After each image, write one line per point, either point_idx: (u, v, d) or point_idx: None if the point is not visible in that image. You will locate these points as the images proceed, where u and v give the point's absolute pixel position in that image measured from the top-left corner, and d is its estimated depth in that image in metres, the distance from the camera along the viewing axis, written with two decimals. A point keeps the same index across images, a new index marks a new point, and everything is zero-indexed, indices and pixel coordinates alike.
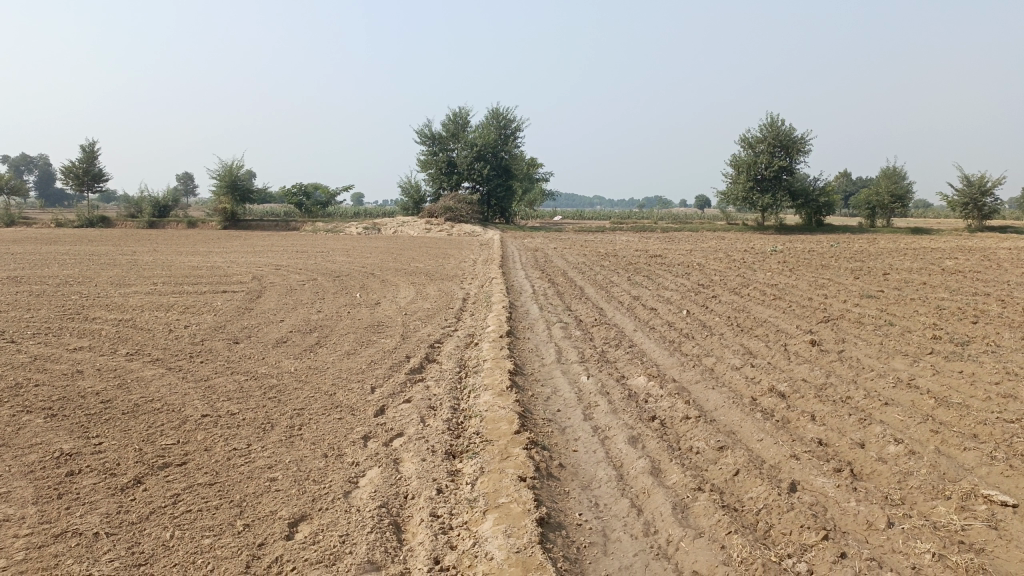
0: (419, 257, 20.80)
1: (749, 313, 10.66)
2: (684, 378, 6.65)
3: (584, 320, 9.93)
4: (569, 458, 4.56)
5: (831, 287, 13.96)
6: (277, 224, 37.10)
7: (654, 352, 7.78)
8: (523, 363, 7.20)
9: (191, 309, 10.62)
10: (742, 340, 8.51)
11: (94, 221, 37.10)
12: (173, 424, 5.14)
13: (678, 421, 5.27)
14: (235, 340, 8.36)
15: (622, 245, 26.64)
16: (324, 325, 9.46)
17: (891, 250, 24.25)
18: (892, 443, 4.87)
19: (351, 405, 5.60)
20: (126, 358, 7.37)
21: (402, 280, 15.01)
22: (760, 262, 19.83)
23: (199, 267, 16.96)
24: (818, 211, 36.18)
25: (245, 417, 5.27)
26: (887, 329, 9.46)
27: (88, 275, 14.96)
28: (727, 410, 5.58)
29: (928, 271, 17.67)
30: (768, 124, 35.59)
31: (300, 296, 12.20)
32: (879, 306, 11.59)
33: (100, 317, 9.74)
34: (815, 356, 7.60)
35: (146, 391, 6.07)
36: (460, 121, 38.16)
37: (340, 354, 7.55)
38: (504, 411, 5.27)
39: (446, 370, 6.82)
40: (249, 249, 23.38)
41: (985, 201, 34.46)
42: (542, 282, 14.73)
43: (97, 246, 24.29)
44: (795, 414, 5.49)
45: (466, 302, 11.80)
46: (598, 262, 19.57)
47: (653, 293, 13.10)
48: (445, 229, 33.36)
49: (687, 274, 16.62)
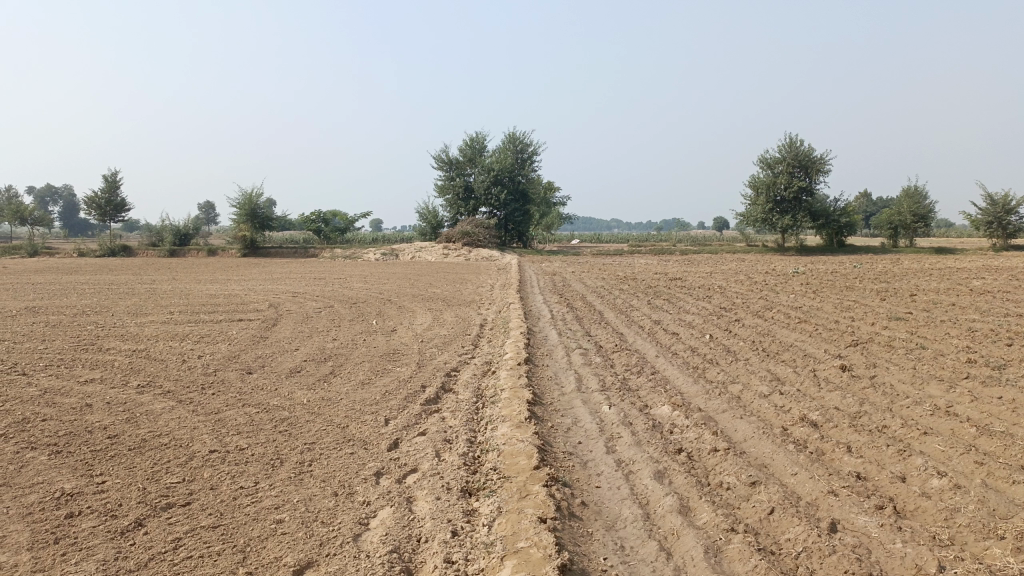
0: (436, 283, 20.70)
1: (774, 337, 10.36)
2: (710, 407, 6.38)
3: (604, 346, 9.69)
4: (591, 495, 4.31)
5: (857, 309, 13.63)
6: (295, 251, 37.29)
7: (678, 379, 7.52)
8: (542, 392, 6.97)
9: (206, 338, 10.50)
10: (769, 365, 8.23)
11: (115, 250, 37.42)
12: (180, 461, 4.97)
13: (706, 453, 5.01)
14: (248, 370, 8.21)
15: (640, 268, 26.40)
16: (339, 353, 9.28)
17: (916, 270, 23.82)
18: (935, 476, 4.57)
19: (364, 438, 5.39)
20: (137, 390, 7.22)
21: (418, 306, 14.85)
22: (783, 284, 19.52)
23: (216, 295, 16.91)
24: (839, 232, 35.75)
25: (255, 453, 5.09)
26: (918, 353, 9.14)
27: (105, 305, 14.94)
28: (757, 442, 5.30)
29: (956, 291, 17.26)
30: (787, 145, 35.36)
31: (316, 324, 12.06)
32: (908, 328, 11.26)
33: (114, 348, 9.64)
34: (846, 383, 7.30)
35: (156, 425, 5.92)
36: (477, 145, 38.27)
37: (354, 384, 7.36)
38: (523, 444, 5.03)
39: (462, 400, 6.60)
40: (268, 276, 23.39)
41: (1010, 219, 33.88)
42: (560, 307, 14.51)
43: (117, 274, 24.44)
44: (829, 445, 5.21)
45: (484, 329, 11.62)
46: (617, 286, 19.35)
47: (674, 317, 12.84)
48: (463, 254, 33.28)
49: (709, 297, 16.32)
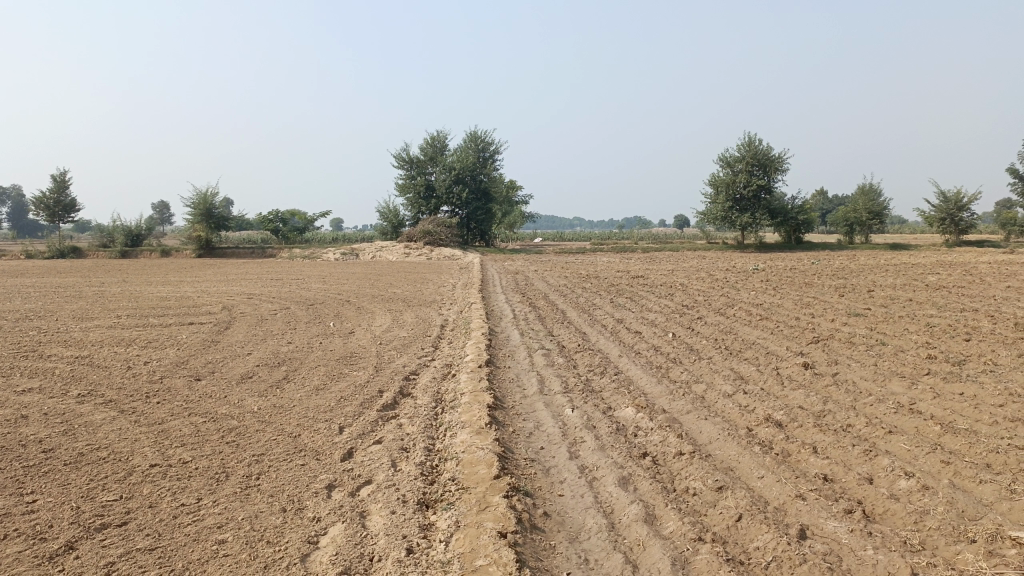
0: (396, 283, 20.39)
1: (737, 335, 10.32)
2: (675, 409, 6.25)
3: (567, 346, 9.54)
4: (554, 505, 4.13)
5: (817, 306, 13.69)
6: (252, 251, 36.53)
7: (641, 380, 7.39)
8: (503, 395, 6.77)
9: (155, 343, 10.09)
10: (732, 364, 8.15)
11: (65, 252, 36.28)
12: (119, 476, 4.68)
13: (671, 457, 4.87)
14: (197, 376, 7.87)
15: (602, 266, 26.36)
16: (294, 357, 8.98)
17: (873, 266, 24.15)
18: (902, 477, 4.49)
19: (316, 448, 5.14)
20: (77, 400, 6.85)
21: (378, 307, 14.54)
22: (744, 281, 19.60)
23: (168, 298, 16.37)
24: (797, 229, 36.21)
25: (199, 466, 4.82)
26: (879, 349, 9.16)
27: (50, 309, 14.36)
28: (723, 444, 5.18)
29: (913, 287, 17.50)
30: (745, 143, 35.71)
31: (271, 327, 11.71)
32: (868, 324, 11.32)
33: (56, 355, 9.20)
34: (809, 380, 7.25)
35: (95, 437, 5.60)
36: (438, 144, 37.94)
37: (308, 390, 7.09)
38: (482, 451, 4.84)
39: (421, 406, 6.38)
40: (224, 278, 22.85)
41: (962, 216, 34.64)
42: (523, 306, 14.35)
43: (66, 277, 23.59)
44: (796, 446, 5.11)
45: (444, 330, 11.39)
46: (579, 284, 19.26)
47: (636, 315, 12.77)
48: (424, 253, 32.95)
49: (671, 294, 16.31)
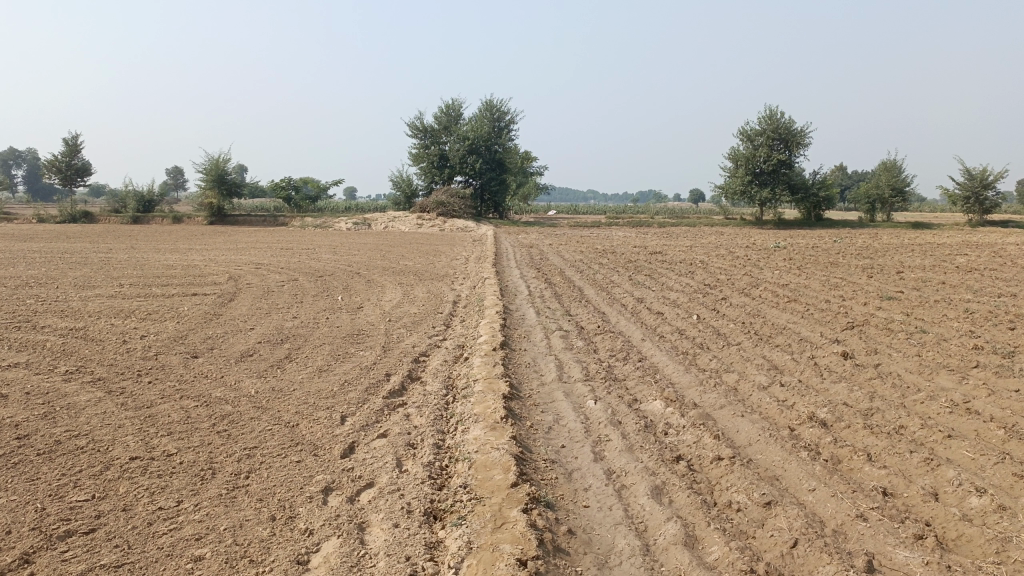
0: (408, 255, 19.84)
1: (765, 318, 9.74)
2: (707, 403, 5.71)
3: (586, 328, 8.99)
4: (578, 520, 3.64)
5: (846, 287, 13.06)
6: (264, 219, 36.08)
7: (667, 368, 6.84)
8: (518, 383, 6.26)
9: (153, 316, 9.64)
10: (764, 351, 7.59)
11: (77, 216, 36.00)
12: (94, 470, 4.22)
13: (709, 462, 4.35)
14: (194, 353, 7.41)
15: (619, 241, 25.73)
16: (298, 334, 8.49)
17: (898, 246, 23.42)
18: (974, 494, 3.97)
19: (314, 442, 4.65)
20: (64, 378, 6.39)
21: (389, 280, 14.04)
22: (766, 259, 18.94)
23: (174, 266, 15.92)
24: (817, 206, 35.30)
25: (183, 461, 4.35)
26: (920, 337, 8.56)
27: (52, 276, 13.95)
28: (764, 448, 4.66)
29: (942, 269, 16.80)
30: (767, 117, 34.69)
31: (276, 300, 11.22)
32: (903, 309, 10.69)
33: (49, 326, 8.75)
34: (851, 372, 6.69)
35: (75, 422, 5.14)
36: (452, 112, 37.23)
37: (310, 372, 6.59)
38: (498, 452, 4.34)
39: (430, 394, 5.88)
40: (234, 246, 22.37)
41: (987, 195, 33.64)
42: (538, 282, 13.81)
43: (73, 242, 23.20)
44: (846, 452, 4.59)
45: (456, 306, 10.87)
46: (596, 259, 18.74)
47: (657, 294, 12.21)
48: (437, 224, 32.41)
49: (692, 272, 15.72)
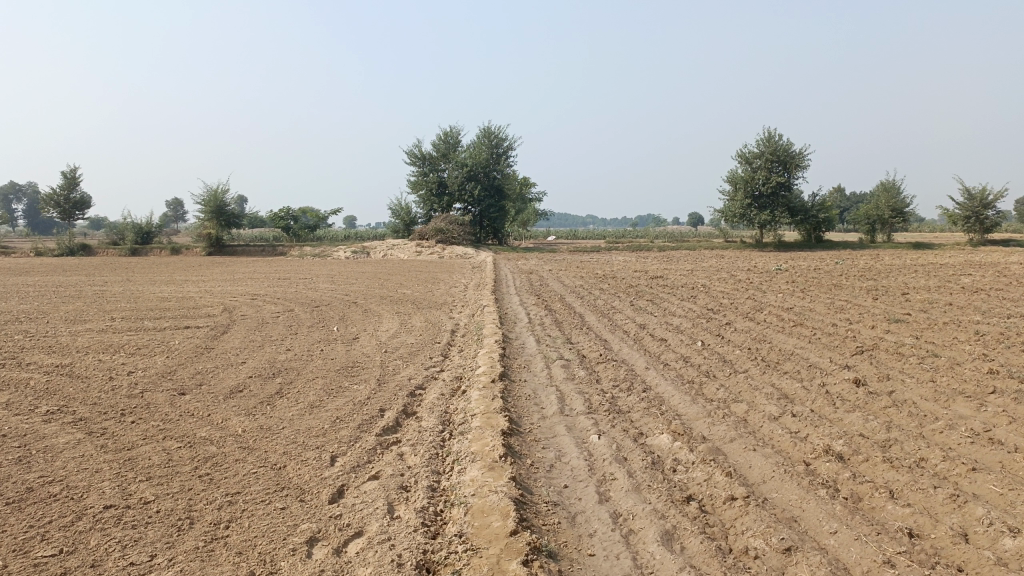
0: (407, 283, 19.61)
1: (771, 344, 9.49)
2: (716, 436, 5.43)
3: (588, 357, 8.73)
4: (582, 571, 3.36)
5: (852, 310, 12.80)
6: (263, 249, 35.92)
7: (673, 399, 6.57)
8: (518, 417, 5.99)
9: (142, 350, 9.38)
10: (773, 379, 7.31)
11: (75, 249, 35.86)
12: (64, 521, 3.94)
13: (722, 503, 4.07)
14: (181, 390, 7.14)
15: (619, 266, 25.55)
16: (290, 367, 8.22)
17: (901, 267, 23.21)
18: (1008, 533, 3.69)
19: (301, 486, 4.38)
20: (44, 419, 6.11)
21: (387, 309, 13.80)
22: (768, 282, 18.70)
23: (169, 299, 15.68)
24: (817, 228, 35.14)
25: (160, 510, 4.08)
26: (932, 362, 8.29)
27: (44, 310, 13.72)
28: (779, 485, 4.39)
29: (948, 289, 16.57)
30: (765, 140, 34.69)
31: (270, 332, 10.98)
32: (913, 332, 10.42)
33: (34, 363, 8.49)
34: (865, 400, 6.42)
35: (51, 468, 4.86)
36: (451, 140, 37.27)
37: (301, 408, 6.31)
38: (496, 495, 4.07)
39: (425, 430, 5.60)
40: (231, 276, 22.16)
41: (987, 214, 33.49)
42: (538, 309, 13.57)
43: (69, 275, 23.00)
44: (867, 489, 4.33)
45: (455, 336, 10.62)
46: (596, 285, 18.53)
47: (660, 320, 11.95)
48: (437, 251, 32.24)
49: (694, 297, 15.50)
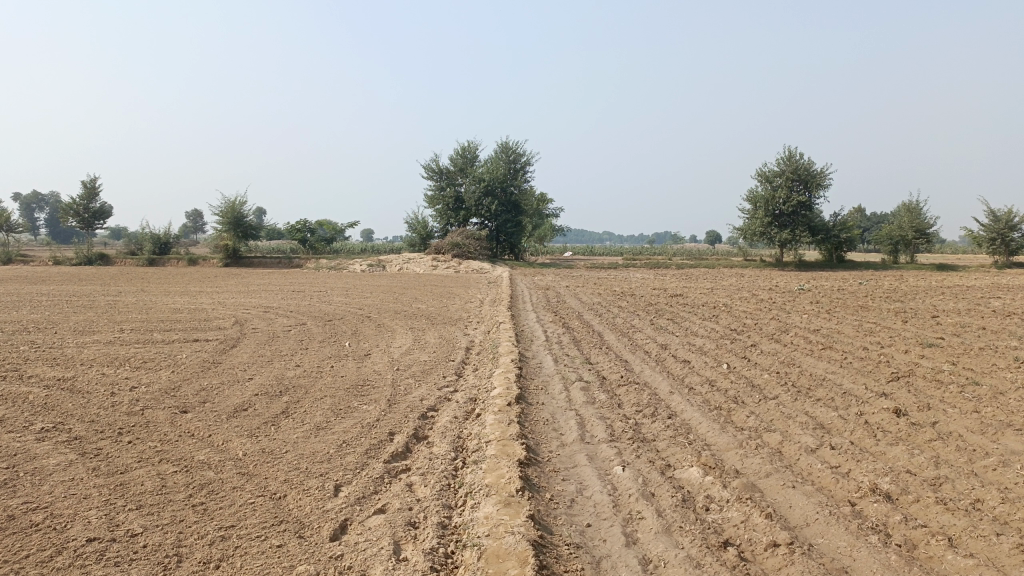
0: (422, 298, 19.29)
1: (801, 368, 9.03)
2: (750, 470, 5.03)
3: (608, 378, 8.33)
4: None
5: (882, 333, 12.31)
6: (280, 261, 35.80)
7: (701, 427, 6.16)
8: (535, 445, 5.62)
9: (148, 364, 9.09)
10: (806, 407, 6.88)
11: (93, 258, 35.87)
12: (42, 556, 3.60)
13: (763, 550, 3.68)
14: (183, 408, 6.82)
15: (637, 283, 25.12)
16: (298, 385, 7.88)
17: (926, 288, 22.64)
18: None
19: (301, 520, 4.03)
20: (36, 438, 5.79)
21: (400, 325, 13.48)
22: (792, 302, 18.23)
23: (180, 310, 15.43)
24: (839, 247, 34.57)
25: (148, 545, 3.74)
26: (973, 390, 7.82)
27: (54, 320, 13.51)
28: (825, 529, 3.99)
29: (979, 313, 16.00)
30: (786, 158, 34.18)
31: (280, 346, 10.67)
32: (948, 358, 9.93)
33: (35, 376, 8.21)
34: (908, 432, 5.99)
35: (37, 493, 4.54)
36: (468, 154, 37.11)
37: (307, 430, 5.97)
38: (513, 538, 3.71)
39: (437, 458, 5.24)
40: (246, 288, 21.96)
41: (1013, 236, 32.73)
42: (556, 327, 13.17)
43: (84, 285, 22.86)
44: (923, 536, 3.92)
45: (470, 354, 10.26)
46: (615, 302, 18.11)
47: (682, 340, 11.54)
48: (453, 266, 31.96)
49: (716, 316, 15.07)
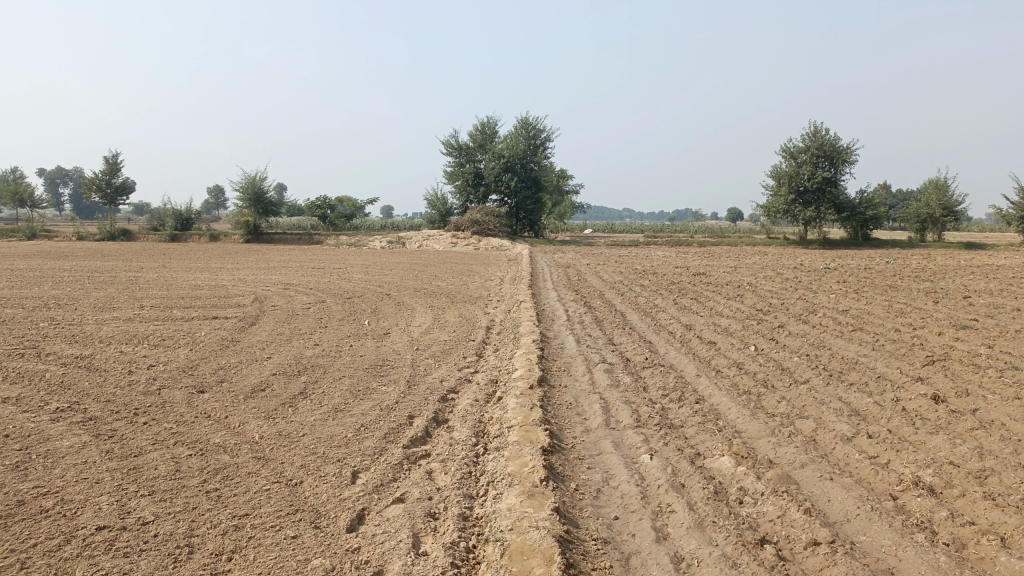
0: (442, 275, 19.12)
1: (831, 351, 8.75)
2: (784, 459, 4.82)
3: (632, 360, 8.12)
4: None
5: (913, 314, 11.96)
6: (300, 237, 35.79)
7: (731, 413, 5.94)
8: (559, 431, 5.43)
9: (167, 342, 9.00)
10: (840, 392, 6.63)
11: (116, 234, 36.04)
12: (50, 546, 3.47)
13: (803, 548, 3.49)
14: (199, 388, 6.70)
15: (659, 260, 24.79)
16: (316, 365, 7.74)
17: (956, 268, 22.12)
18: None
19: (317, 509, 3.88)
20: (51, 418, 5.70)
21: (421, 303, 13.32)
22: (819, 281, 17.85)
23: (200, 287, 15.36)
24: (864, 225, 33.95)
25: (159, 534, 3.61)
26: (1013, 375, 7.51)
27: (76, 296, 13.48)
28: (867, 526, 3.78)
29: (1012, 294, 15.55)
30: (811, 134, 33.50)
31: (299, 324, 10.56)
32: (984, 340, 9.60)
33: (53, 354, 8.13)
34: (949, 420, 5.73)
35: (49, 476, 4.42)
36: (488, 131, 36.75)
37: (324, 412, 5.83)
38: (538, 532, 3.53)
39: (457, 444, 5.07)
40: (266, 265, 21.94)
41: None
42: (577, 306, 12.94)
43: (106, 261, 22.93)
44: (973, 534, 3.69)
45: (491, 333, 10.09)
46: (637, 281, 17.84)
47: (706, 320, 11.29)
48: (472, 243, 31.75)
49: (741, 296, 14.75)
